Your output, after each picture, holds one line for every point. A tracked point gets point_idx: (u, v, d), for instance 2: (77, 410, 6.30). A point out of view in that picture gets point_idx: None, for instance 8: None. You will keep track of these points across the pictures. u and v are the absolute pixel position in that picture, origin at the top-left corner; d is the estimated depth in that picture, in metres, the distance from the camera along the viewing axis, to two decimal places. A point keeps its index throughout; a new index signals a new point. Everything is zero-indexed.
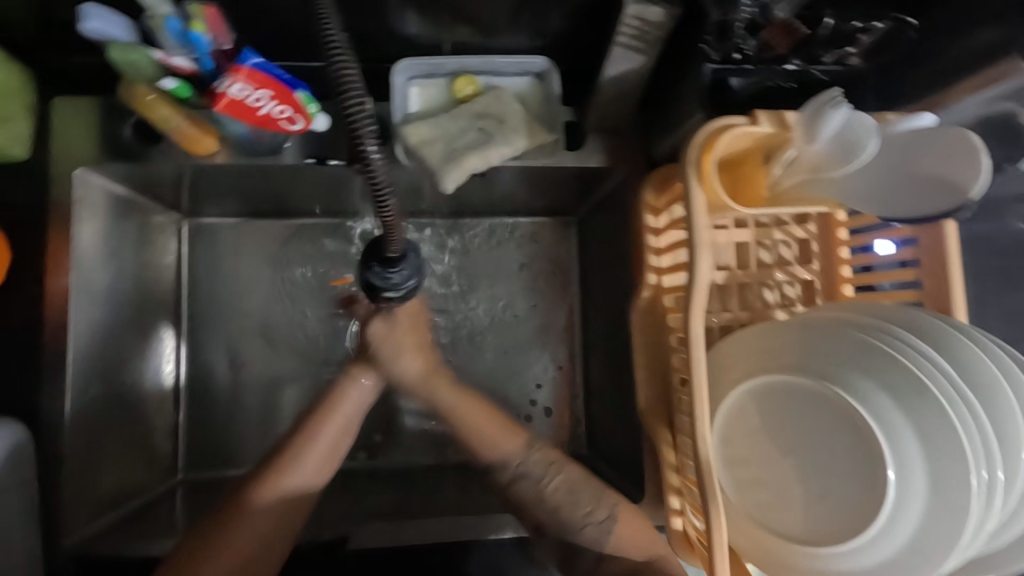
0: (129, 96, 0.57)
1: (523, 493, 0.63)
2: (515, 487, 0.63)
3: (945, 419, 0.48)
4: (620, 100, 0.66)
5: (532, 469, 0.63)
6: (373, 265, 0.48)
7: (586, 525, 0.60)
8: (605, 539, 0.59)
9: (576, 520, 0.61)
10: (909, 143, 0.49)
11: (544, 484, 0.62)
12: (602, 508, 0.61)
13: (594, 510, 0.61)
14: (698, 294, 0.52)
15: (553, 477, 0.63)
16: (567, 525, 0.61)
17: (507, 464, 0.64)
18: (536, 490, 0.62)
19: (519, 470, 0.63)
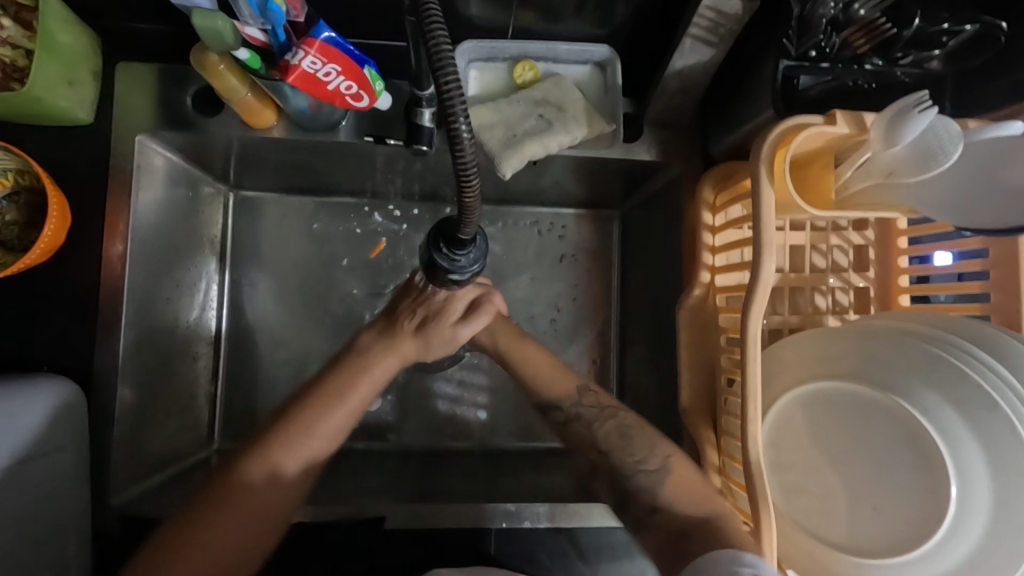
0: (199, 61, 0.54)
1: (578, 434, 0.66)
2: (571, 428, 0.66)
3: (1014, 437, 0.47)
4: (684, 93, 0.65)
5: (585, 412, 0.67)
6: (442, 246, 0.50)
7: (638, 471, 0.62)
8: (657, 487, 0.60)
9: (626, 467, 0.62)
10: (994, 150, 0.47)
11: (595, 427, 0.65)
12: (655, 457, 0.62)
13: (646, 458, 0.62)
14: (760, 295, 0.52)
15: (604, 422, 0.66)
16: (619, 469, 0.63)
17: (561, 403, 0.68)
18: (588, 431, 0.65)
19: (572, 411, 0.67)
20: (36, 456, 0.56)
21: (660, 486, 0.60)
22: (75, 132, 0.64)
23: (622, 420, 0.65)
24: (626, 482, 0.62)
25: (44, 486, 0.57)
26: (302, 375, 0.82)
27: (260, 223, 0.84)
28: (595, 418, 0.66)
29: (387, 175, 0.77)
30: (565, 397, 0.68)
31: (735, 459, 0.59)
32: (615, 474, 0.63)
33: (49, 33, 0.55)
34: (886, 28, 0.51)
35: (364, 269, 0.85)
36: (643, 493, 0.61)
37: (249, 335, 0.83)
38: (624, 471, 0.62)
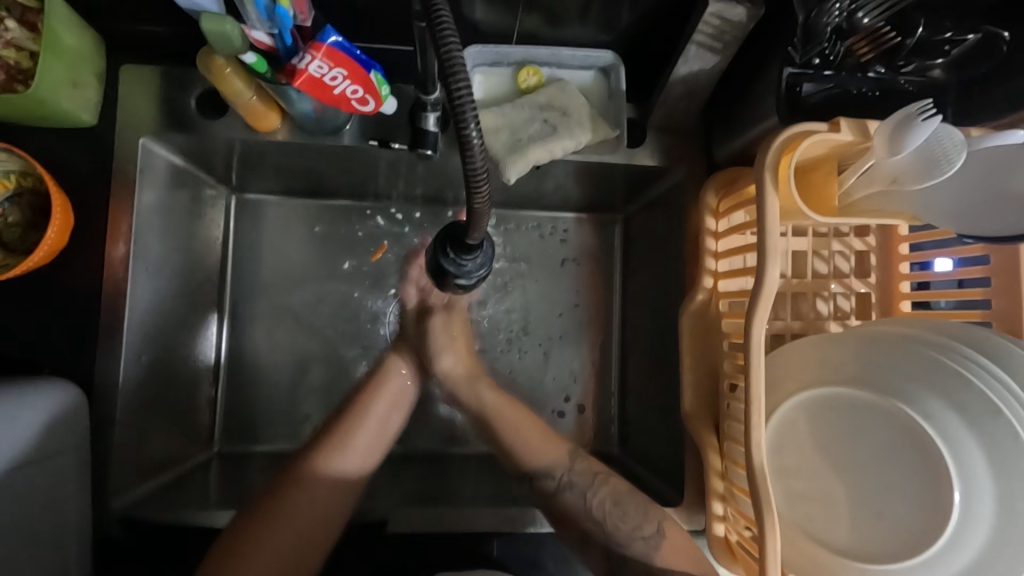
0: (204, 64, 0.55)
1: (568, 503, 0.65)
2: (561, 498, 0.66)
3: (1017, 443, 0.47)
4: (688, 99, 0.65)
5: (576, 480, 0.66)
6: (448, 250, 0.50)
7: (634, 539, 0.63)
8: (653, 553, 0.61)
9: (622, 535, 0.63)
10: (996, 159, 0.48)
11: (588, 496, 0.65)
12: (650, 524, 0.63)
13: (642, 525, 0.63)
14: (764, 300, 0.52)
15: (598, 489, 0.66)
16: (612, 538, 0.64)
17: (550, 472, 0.67)
18: (580, 499, 0.65)
19: (562, 480, 0.66)
20: (42, 457, 0.56)
21: (655, 552, 0.61)
22: (78, 134, 0.64)
23: (615, 486, 0.66)
24: (619, 551, 0.63)
25: (47, 489, 0.57)
26: (301, 378, 0.82)
27: (260, 226, 0.84)
28: (588, 484, 0.66)
29: (390, 178, 0.77)
30: (558, 463, 0.68)
31: (739, 464, 0.59)
32: (609, 543, 0.64)
33: (55, 34, 0.55)
34: (890, 36, 0.52)
35: (365, 273, 0.85)
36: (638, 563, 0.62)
37: (250, 337, 0.82)
38: (618, 541, 0.63)
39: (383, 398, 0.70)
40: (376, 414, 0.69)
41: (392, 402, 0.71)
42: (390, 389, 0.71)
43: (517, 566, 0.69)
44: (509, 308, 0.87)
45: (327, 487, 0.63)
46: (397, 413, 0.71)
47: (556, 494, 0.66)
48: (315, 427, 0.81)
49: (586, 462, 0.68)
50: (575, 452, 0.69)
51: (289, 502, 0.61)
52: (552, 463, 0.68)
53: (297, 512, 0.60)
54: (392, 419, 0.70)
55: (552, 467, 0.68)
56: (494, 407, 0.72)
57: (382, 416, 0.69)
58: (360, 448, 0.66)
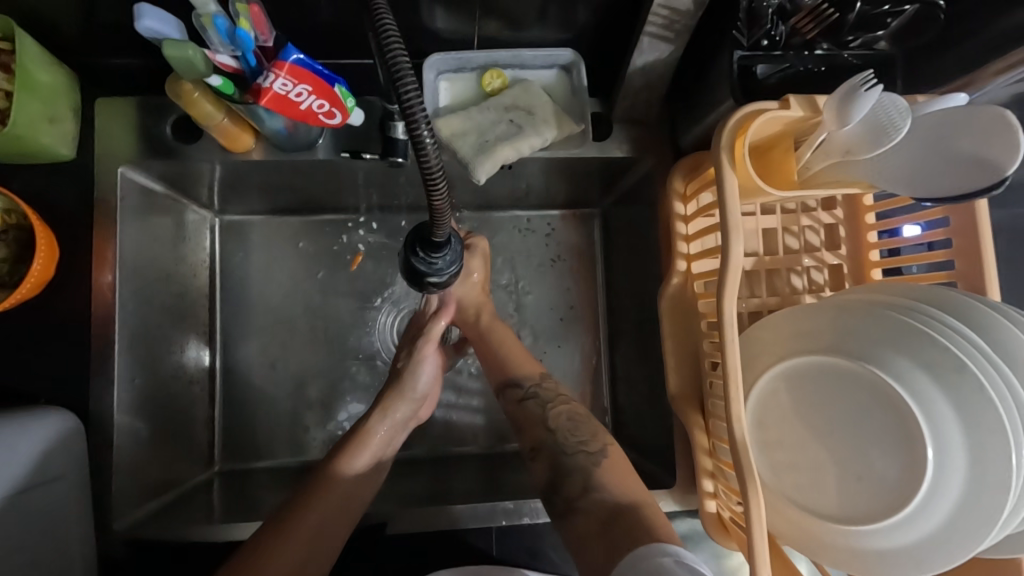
0: (174, 91, 0.56)
1: (529, 411, 0.70)
2: (524, 405, 0.70)
3: (984, 394, 0.48)
4: (649, 90, 0.67)
5: (543, 393, 0.71)
6: (419, 250, 0.52)
7: (578, 451, 0.65)
8: (593, 468, 0.63)
9: (568, 445, 0.66)
10: (942, 121, 0.49)
11: (548, 407, 0.70)
12: (596, 441, 0.66)
13: (587, 440, 0.66)
14: (731, 278, 0.53)
15: (557, 405, 0.70)
16: (561, 448, 0.66)
17: (521, 382, 0.72)
18: (541, 410, 0.70)
19: (530, 390, 0.71)
20: (43, 481, 0.58)
21: (596, 468, 0.63)
22: (59, 168, 0.66)
23: (573, 407, 0.70)
24: (564, 461, 0.65)
25: (50, 513, 0.59)
26: (299, 392, 0.83)
27: (248, 248, 0.85)
28: (551, 399, 0.70)
29: (368, 189, 0.79)
30: (530, 375, 0.73)
31: (723, 440, 0.60)
32: (557, 453, 0.66)
33: (28, 73, 0.57)
34: (830, 13, 0.53)
35: (352, 285, 0.86)
36: (578, 472, 0.64)
37: (246, 357, 0.84)
38: (564, 450, 0.66)
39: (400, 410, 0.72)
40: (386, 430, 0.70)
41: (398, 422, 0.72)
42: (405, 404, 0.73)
43: (517, 557, 0.70)
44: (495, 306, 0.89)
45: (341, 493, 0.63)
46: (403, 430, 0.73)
47: (521, 403, 0.71)
48: (314, 439, 0.82)
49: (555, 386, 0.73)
50: (546, 374, 0.73)
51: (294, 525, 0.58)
52: (525, 375, 0.72)
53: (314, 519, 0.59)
54: (391, 436, 0.71)
55: (524, 375, 0.72)
56: (494, 323, 0.77)
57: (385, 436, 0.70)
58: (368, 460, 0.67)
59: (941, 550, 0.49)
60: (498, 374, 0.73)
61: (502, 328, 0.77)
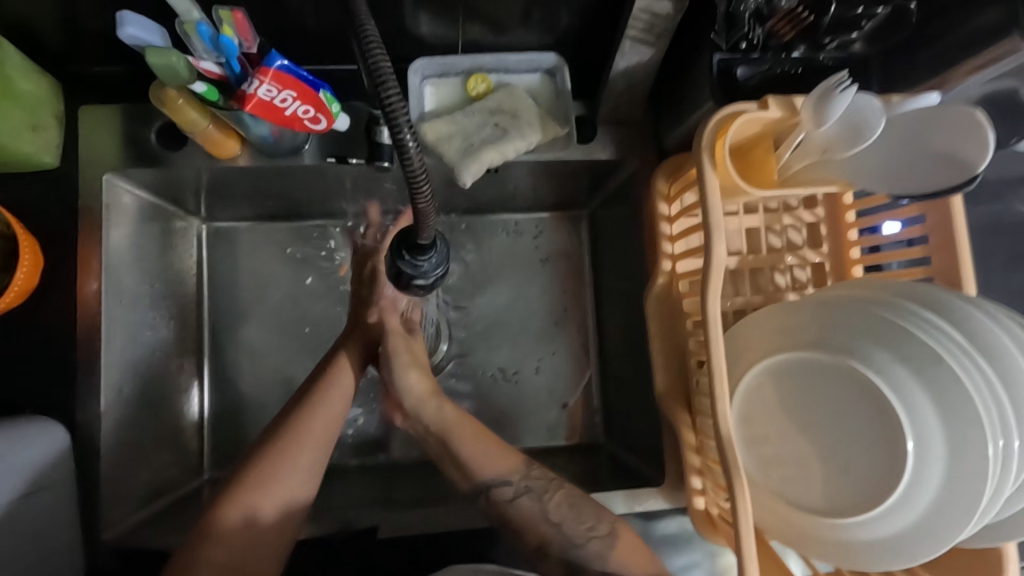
0: (157, 97, 0.56)
1: (523, 509, 0.62)
2: (518, 504, 0.63)
3: (960, 385, 0.49)
4: (631, 92, 0.68)
5: (534, 484, 0.64)
6: (405, 254, 0.52)
7: (589, 539, 0.60)
8: (607, 553, 0.59)
9: (578, 535, 0.60)
10: (916, 120, 0.50)
11: (544, 500, 0.62)
12: (603, 523, 0.60)
13: (595, 524, 0.60)
14: (715, 276, 0.54)
15: (553, 494, 0.63)
16: (569, 539, 0.60)
17: (508, 480, 0.64)
18: (538, 504, 0.62)
19: (521, 486, 0.63)
20: (31, 491, 0.58)
21: (609, 553, 0.59)
22: (43, 177, 0.66)
23: (568, 491, 0.63)
24: (576, 554, 0.59)
25: (33, 525, 0.58)
26: (288, 398, 0.83)
27: (236, 254, 0.85)
28: (544, 490, 0.63)
29: (354, 194, 0.79)
30: (514, 470, 0.65)
31: (710, 436, 0.61)
32: (566, 546, 0.60)
33: (10, 81, 0.57)
34: (806, 17, 0.53)
35: (339, 291, 0.86)
36: (595, 565, 0.58)
37: (234, 364, 0.84)
38: (575, 542, 0.60)
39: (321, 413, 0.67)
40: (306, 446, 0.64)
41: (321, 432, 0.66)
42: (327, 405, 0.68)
43: (509, 559, 0.70)
44: (485, 309, 0.89)
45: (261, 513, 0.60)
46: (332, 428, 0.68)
47: (512, 503, 0.63)
48: None
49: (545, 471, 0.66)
50: (531, 461, 0.66)
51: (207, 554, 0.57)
52: (511, 470, 0.65)
53: (218, 557, 0.57)
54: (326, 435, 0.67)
55: (507, 474, 0.64)
56: (452, 424, 0.70)
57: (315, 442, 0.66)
58: (290, 486, 0.62)
59: (922, 539, 0.50)
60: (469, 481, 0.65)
61: (464, 426, 0.69)
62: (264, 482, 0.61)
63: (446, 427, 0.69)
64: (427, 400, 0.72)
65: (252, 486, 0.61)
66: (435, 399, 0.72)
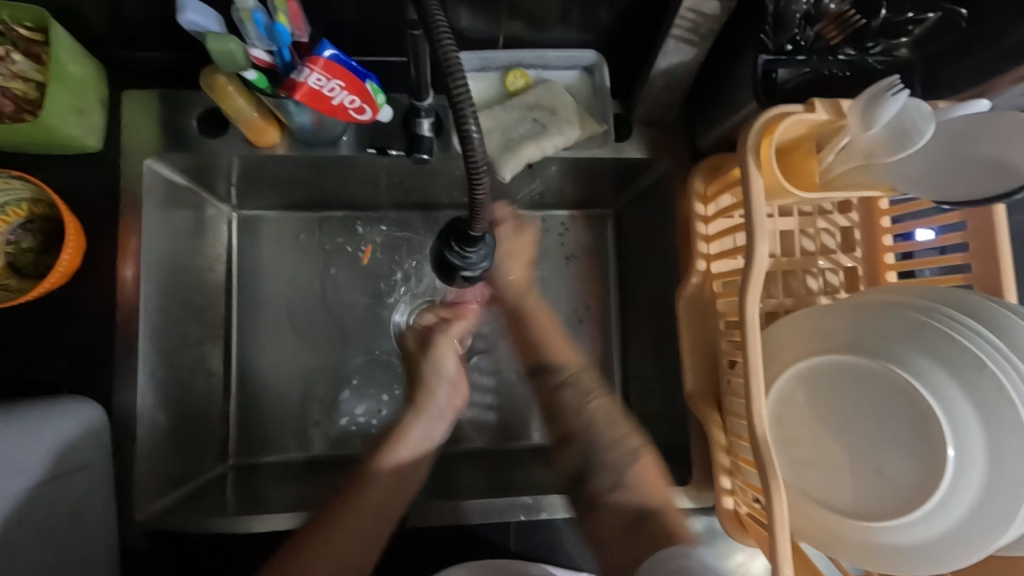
0: (207, 83, 0.57)
1: (567, 399, 0.69)
2: (561, 392, 0.69)
3: (1003, 392, 0.49)
4: (669, 92, 0.68)
5: (582, 383, 0.70)
6: (453, 243, 0.53)
7: (614, 446, 0.65)
8: (624, 466, 0.63)
9: (604, 439, 0.66)
10: (964, 127, 0.50)
11: (587, 398, 0.68)
12: (631, 439, 0.66)
13: (627, 435, 0.66)
14: (755, 276, 0.54)
15: (596, 397, 0.69)
16: (595, 437, 0.66)
17: (560, 369, 0.70)
18: (579, 399, 0.68)
19: (569, 378, 0.70)
20: (66, 471, 0.58)
21: (629, 466, 0.63)
22: (84, 159, 0.66)
23: (612, 402, 0.68)
24: (596, 454, 0.65)
25: (75, 503, 0.59)
26: (313, 387, 0.84)
27: (260, 243, 0.86)
28: (590, 390, 0.69)
29: (385, 185, 0.79)
30: (570, 363, 0.71)
31: (742, 437, 0.61)
32: (588, 445, 0.66)
33: (60, 63, 0.58)
34: (856, 19, 0.54)
35: (366, 281, 0.87)
36: (609, 468, 0.64)
37: (262, 350, 0.84)
38: (599, 442, 0.65)
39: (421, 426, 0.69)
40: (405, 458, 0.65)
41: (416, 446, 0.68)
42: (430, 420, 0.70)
43: (532, 552, 0.71)
44: None
45: (364, 502, 0.60)
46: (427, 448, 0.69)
47: (557, 389, 0.70)
48: (325, 433, 0.82)
49: (596, 378, 0.71)
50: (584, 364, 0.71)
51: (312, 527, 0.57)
52: (565, 362, 0.71)
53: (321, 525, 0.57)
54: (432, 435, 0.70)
55: (563, 364, 0.71)
56: (530, 307, 0.73)
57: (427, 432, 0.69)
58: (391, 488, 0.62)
59: (960, 546, 0.50)
60: (530, 358, 0.72)
61: (541, 313, 0.73)
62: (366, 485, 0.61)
63: (523, 306, 0.73)
64: (516, 285, 0.73)
65: (349, 467, 0.62)
66: (523, 286, 0.74)
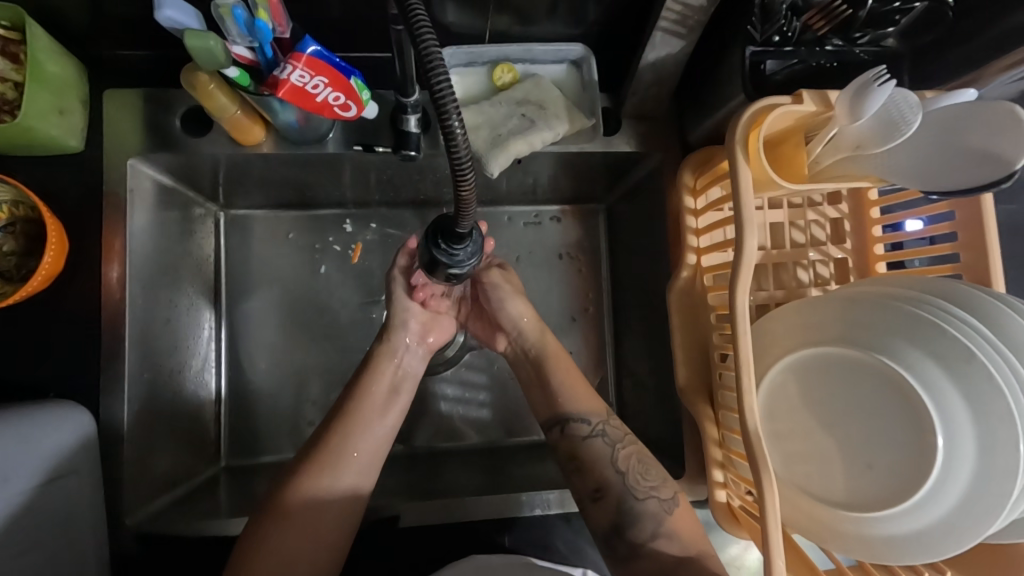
0: (190, 82, 0.56)
1: (595, 449, 0.66)
2: (591, 443, 0.67)
3: (992, 381, 0.49)
4: (658, 86, 0.67)
5: (611, 431, 0.68)
6: (440, 242, 0.52)
7: (649, 497, 0.63)
8: (664, 516, 0.62)
9: (639, 490, 0.64)
10: (950, 116, 0.50)
11: (617, 447, 0.66)
12: (666, 488, 0.64)
13: (659, 486, 0.64)
14: (745, 271, 0.54)
15: (626, 446, 0.67)
16: (629, 490, 0.64)
17: (587, 419, 0.68)
18: (609, 448, 0.66)
19: (597, 428, 0.68)
20: (52, 476, 0.57)
21: (666, 516, 0.62)
22: (66, 160, 0.65)
23: (641, 449, 0.67)
24: (632, 505, 0.63)
25: None
26: (304, 387, 0.83)
27: (247, 243, 0.85)
28: (619, 439, 0.67)
29: (375, 184, 0.79)
30: (595, 412, 0.69)
31: (734, 430, 0.61)
32: (624, 495, 0.63)
33: (37, 62, 0.56)
34: (843, 10, 0.53)
35: (356, 279, 0.86)
36: (647, 518, 0.62)
37: (254, 352, 0.84)
38: (636, 495, 0.63)
39: (381, 381, 0.68)
40: (367, 426, 0.65)
41: (379, 408, 0.67)
42: (389, 369, 0.69)
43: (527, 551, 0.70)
44: None
45: (338, 510, 0.61)
46: (393, 402, 0.68)
47: (583, 440, 0.67)
48: None
49: (621, 424, 0.69)
50: (610, 412, 0.70)
51: (279, 524, 0.58)
52: (590, 411, 0.69)
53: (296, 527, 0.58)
54: (391, 410, 0.67)
55: (588, 413, 0.69)
56: (552, 350, 0.74)
57: (382, 405, 0.67)
58: (355, 463, 0.63)
59: (951, 535, 0.50)
60: (551, 409, 0.70)
61: (560, 355, 0.74)
62: (331, 464, 0.62)
63: (545, 353, 0.73)
64: (531, 328, 0.75)
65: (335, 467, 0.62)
66: (538, 328, 0.76)
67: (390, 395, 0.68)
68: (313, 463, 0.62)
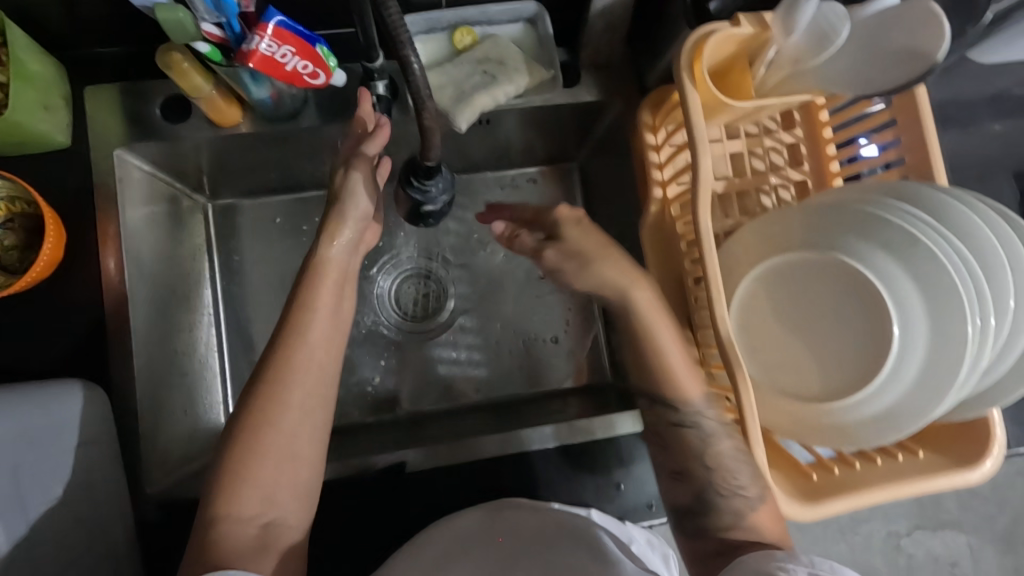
0: (164, 62, 0.59)
1: (688, 440, 0.63)
2: (683, 433, 0.64)
3: (936, 261, 0.53)
4: (610, 33, 0.71)
5: (708, 423, 0.63)
6: (412, 181, 0.57)
7: (735, 495, 0.61)
8: (747, 512, 0.60)
9: (725, 487, 0.61)
10: (876, 22, 0.54)
11: (715, 440, 0.62)
12: (755, 486, 0.60)
13: (748, 484, 0.61)
14: (703, 193, 0.57)
15: (725, 440, 0.62)
16: (715, 486, 0.62)
17: (682, 407, 0.64)
18: (704, 442, 0.63)
19: (694, 418, 0.63)
20: None
21: (751, 512, 0.60)
22: (54, 156, 0.68)
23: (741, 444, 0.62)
24: (714, 498, 0.62)
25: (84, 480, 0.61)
26: None
27: (236, 230, 0.88)
28: (717, 431, 0.63)
29: None
30: (694, 399, 0.64)
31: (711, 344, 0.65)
32: (708, 487, 0.62)
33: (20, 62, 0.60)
34: None
35: None
36: (728, 512, 0.61)
37: (255, 334, 0.87)
38: (720, 491, 0.62)
39: (316, 328, 0.61)
40: (307, 377, 0.59)
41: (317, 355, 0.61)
42: (321, 313, 0.62)
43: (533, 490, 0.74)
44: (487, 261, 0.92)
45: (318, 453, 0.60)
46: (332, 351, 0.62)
47: (678, 429, 0.64)
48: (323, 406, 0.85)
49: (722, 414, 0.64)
50: (710, 398, 0.64)
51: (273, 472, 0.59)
52: (689, 397, 0.63)
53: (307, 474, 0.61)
54: (329, 355, 0.62)
55: (689, 400, 0.64)
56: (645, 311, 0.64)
57: (326, 352, 0.61)
58: (321, 411, 0.61)
59: (914, 410, 0.54)
60: (647, 385, 0.66)
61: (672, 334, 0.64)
62: (293, 410, 0.59)
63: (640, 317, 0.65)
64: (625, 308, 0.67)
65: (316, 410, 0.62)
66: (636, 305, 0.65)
67: (331, 343, 0.62)
68: (276, 409, 0.59)
